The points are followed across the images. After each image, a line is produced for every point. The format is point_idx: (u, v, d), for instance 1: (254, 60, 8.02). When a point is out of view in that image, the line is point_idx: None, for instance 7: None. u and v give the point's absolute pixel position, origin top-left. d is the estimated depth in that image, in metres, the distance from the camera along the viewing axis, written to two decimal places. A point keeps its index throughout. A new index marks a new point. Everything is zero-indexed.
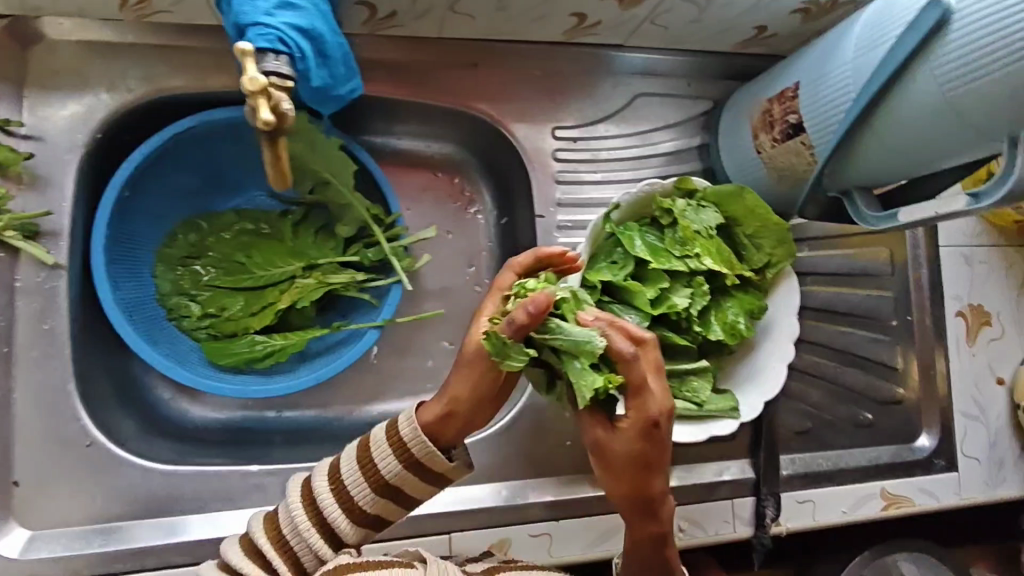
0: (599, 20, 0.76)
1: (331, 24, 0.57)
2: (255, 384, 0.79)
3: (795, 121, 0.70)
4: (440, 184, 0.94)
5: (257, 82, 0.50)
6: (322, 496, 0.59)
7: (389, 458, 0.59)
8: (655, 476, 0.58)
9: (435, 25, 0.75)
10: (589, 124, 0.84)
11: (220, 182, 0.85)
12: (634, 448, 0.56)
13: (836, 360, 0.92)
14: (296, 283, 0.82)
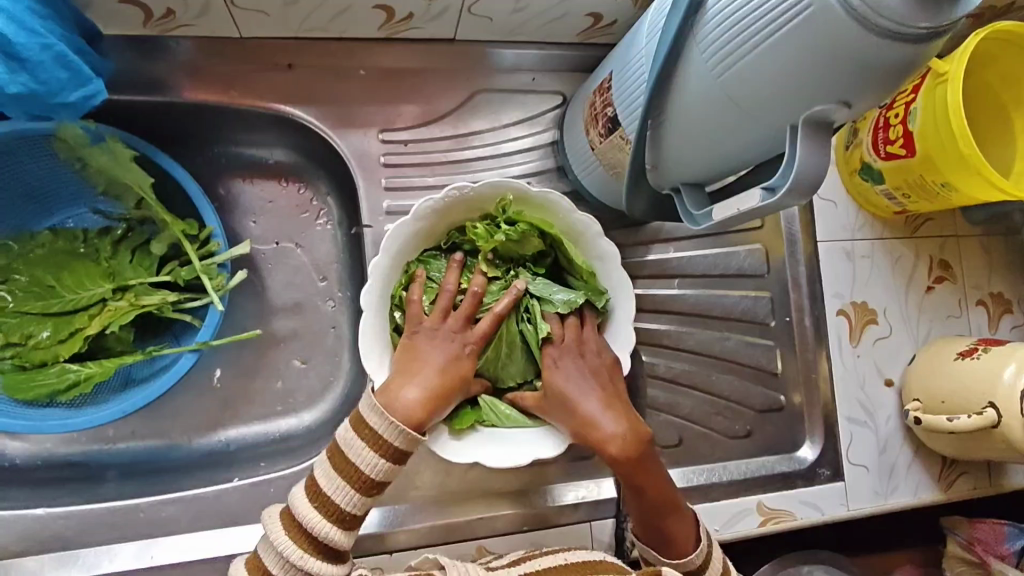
0: (410, 13, 0.70)
1: (18, 22, 0.52)
2: (54, 420, 0.71)
3: (611, 114, 0.65)
4: (285, 194, 0.88)
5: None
6: (310, 523, 0.55)
7: (369, 460, 0.56)
8: (579, 397, 0.62)
9: (229, 24, 0.69)
10: (422, 125, 0.78)
11: (29, 198, 0.78)
12: (546, 378, 0.64)
13: (714, 368, 0.86)
14: (107, 307, 0.75)
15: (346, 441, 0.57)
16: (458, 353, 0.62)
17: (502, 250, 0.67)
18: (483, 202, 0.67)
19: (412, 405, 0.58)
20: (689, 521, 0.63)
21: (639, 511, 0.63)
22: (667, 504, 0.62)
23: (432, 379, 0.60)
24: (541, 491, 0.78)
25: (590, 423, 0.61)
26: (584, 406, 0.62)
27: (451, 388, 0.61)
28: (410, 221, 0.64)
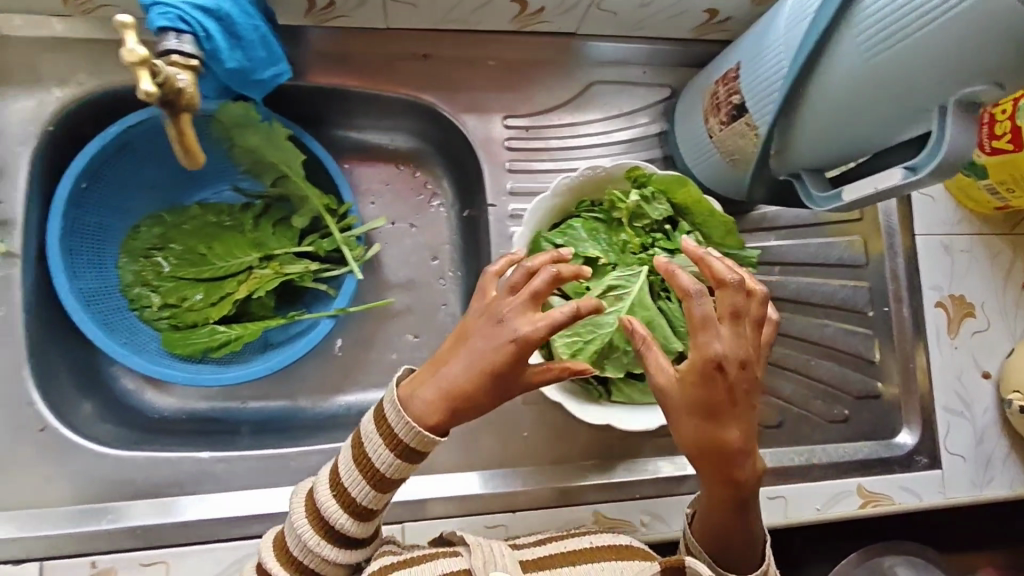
0: (543, 6, 0.75)
1: (240, 7, 0.61)
2: (207, 373, 0.77)
3: (737, 102, 0.68)
4: (401, 177, 0.93)
5: (132, 52, 0.50)
6: (327, 512, 0.56)
7: (384, 458, 0.56)
8: (722, 428, 0.52)
9: (380, 16, 0.75)
10: (542, 112, 0.83)
11: (182, 173, 0.85)
12: (702, 389, 0.51)
13: (810, 352, 0.88)
14: (253, 274, 0.82)
15: (367, 436, 0.57)
16: (495, 348, 0.55)
17: (637, 219, 0.70)
18: (613, 181, 0.71)
19: (423, 403, 0.55)
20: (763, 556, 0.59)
21: (714, 532, 0.58)
22: (750, 538, 0.58)
23: (459, 373, 0.55)
24: (651, 462, 0.82)
25: (725, 458, 0.53)
26: (731, 437, 0.52)
27: (486, 388, 0.56)
28: (544, 198, 0.69)
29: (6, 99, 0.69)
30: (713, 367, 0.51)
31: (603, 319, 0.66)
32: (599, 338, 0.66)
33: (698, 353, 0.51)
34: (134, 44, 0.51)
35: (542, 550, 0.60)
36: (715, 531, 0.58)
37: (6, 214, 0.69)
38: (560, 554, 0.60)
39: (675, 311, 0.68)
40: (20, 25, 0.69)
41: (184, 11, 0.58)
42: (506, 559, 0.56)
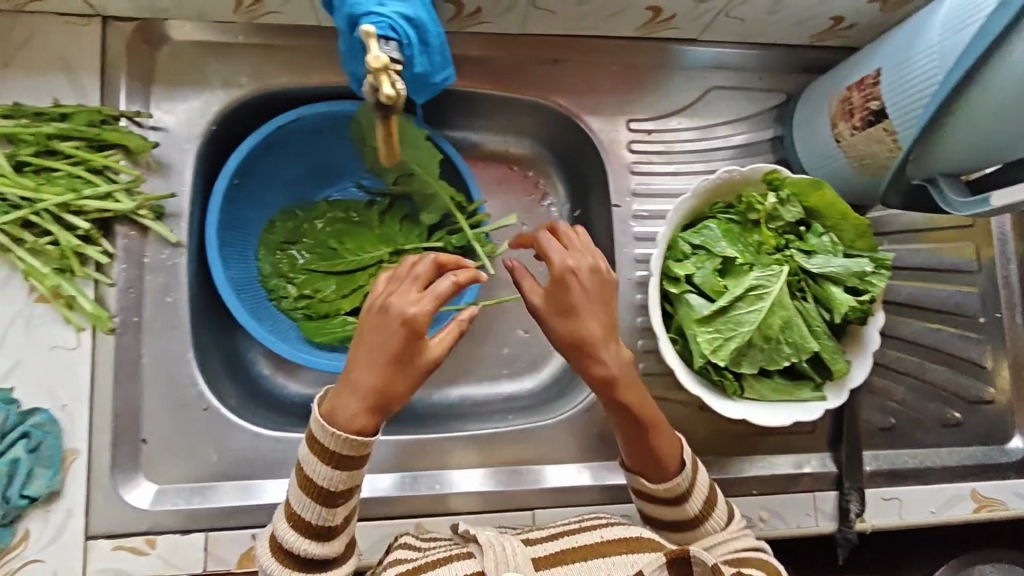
0: (675, 13, 0.77)
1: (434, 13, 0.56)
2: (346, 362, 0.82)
3: (876, 108, 0.70)
4: (515, 178, 0.93)
5: (382, 58, 0.45)
6: (288, 546, 0.59)
7: (326, 476, 0.58)
8: (580, 322, 0.61)
9: (518, 22, 0.78)
10: (663, 116, 0.86)
11: (312, 172, 0.89)
12: (585, 317, 0.61)
13: (925, 358, 0.89)
14: (383, 268, 0.85)
15: (306, 463, 0.59)
16: (370, 330, 0.58)
17: (773, 221, 0.72)
18: (745, 185, 0.73)
19: (352, 410, 0.57)
20: (683, 465, 0.66)
21: (642, 456, 0.65)
22: (659, 448, 0.65)
23: (356, 379, 0.57)
24: (767, 460, 0.83)
25: (586, 349, 0.61)
26: (603, 352, 0.61)
27: (358, 375, 0.57)
28: (685, 199, 0.71)
29: (176, 99, 0.74)
30: (564, 269, 0.62)
31: (743, 317, 0.68)
32: (738, 336, 0.68)
33: (551, 263, 0.63)
34: (376, 51, 0.46)
35: (554, 545, 0.59)
36: (645, 458, 0.65)
37: (176, 207, 0.73)
38: (568, 548, 0.59)
39: (814, 312, 0.70)
40: (190, 31, 0.74)
41: (395, 21, 0.52)
42: (518, 557, 0.56)
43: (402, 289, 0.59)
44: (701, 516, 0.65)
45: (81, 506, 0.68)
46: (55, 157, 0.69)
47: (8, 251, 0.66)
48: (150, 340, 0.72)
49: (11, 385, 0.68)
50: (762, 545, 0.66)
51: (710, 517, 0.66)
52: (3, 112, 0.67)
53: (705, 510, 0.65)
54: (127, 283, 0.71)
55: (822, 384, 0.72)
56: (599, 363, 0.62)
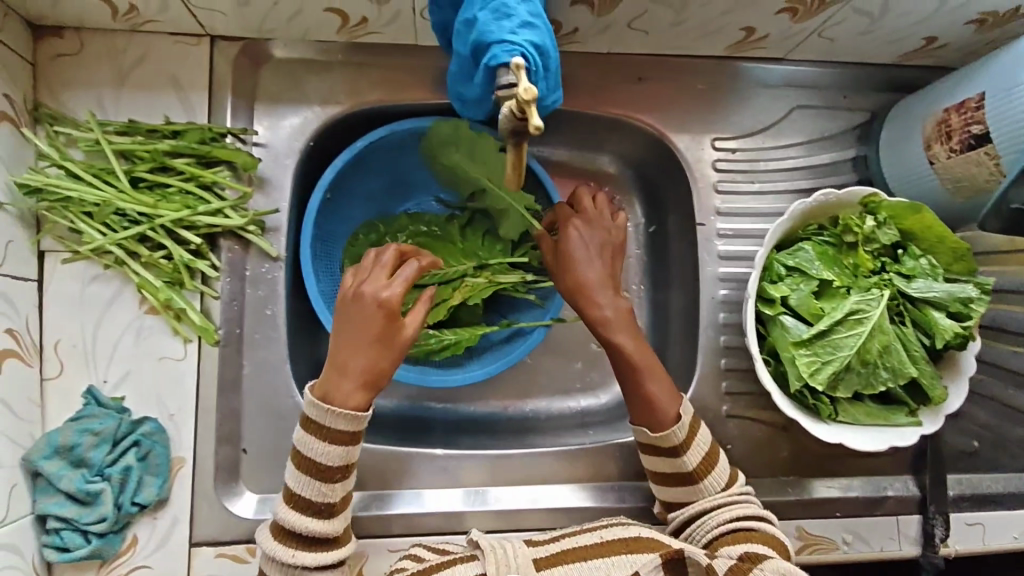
0: (768, 33, 0.77)
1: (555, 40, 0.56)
2: (433, 375, 0.82)
3: (978, 132, 0.70)
4: (591, 193, 0.92)
5: (530, 89, 0.46)
6: (287, 525, 0.61)
7: (321, 452, 0.60)
8: (578, 269, 0.73)
9: (610, 41, 0.78)
10: (747, 135, 0.86)
11: (393, 186, 0.88)
12: (573, 262, 0.73)
13: (1010, 383, 0.86)
14: (466, 282, 0.82)
15: (300, 443, 0.61)
16: (349, 308, 0.62)
17: (870, 244, 0.72)
18: (841, 208, 0.73)
19: (347, 379, 0.61)
20: (681, 416, 0.67)
21: (638, 408, 0.68)
22: (657, 400, 0.68)
23: (345, 352, 0.61)
24: (850, 481, 0.83)
25: (586, 292, 0.71)
26: (591, 290, 0.71)
27: (347, 350, 0.61)
28: (783, 221, 0.71)
29: (276, 116, 0.76)
30: (570, 232, 0.74)
31: (843, 341, 0.69)
32: (836, 360, 0.69)
33: (562, 227, 0.75)
34: (523, 83, 0.46)
35: (554, 547, 0.61)
36: (636, 407, 0.69)
37: (276, 222, 0.75)
38: (567, 550, 0.60)
39: (914, 337, 0.70)
40: (291, 49, 0.75)
41: (527, 49, 0.53)
42: (519, 561, 0.58)
43: (370, 269, 0.65)
44: (698, 473, 0.67)
45: (187, 513, 0.71)
46: (167, 174, 0.72)
47: (125, 264, 0.70)
48: (251, 353, 0.74)
49: (123, 394, 0.70)
50: (764, 514, 0.67)
51: (707, 476, 0.67)
52: (121, 130, 0.71)
53: (701, 467, 0.67)
54: (230, 296, 0.73)
55: (917, 409, 0.72)
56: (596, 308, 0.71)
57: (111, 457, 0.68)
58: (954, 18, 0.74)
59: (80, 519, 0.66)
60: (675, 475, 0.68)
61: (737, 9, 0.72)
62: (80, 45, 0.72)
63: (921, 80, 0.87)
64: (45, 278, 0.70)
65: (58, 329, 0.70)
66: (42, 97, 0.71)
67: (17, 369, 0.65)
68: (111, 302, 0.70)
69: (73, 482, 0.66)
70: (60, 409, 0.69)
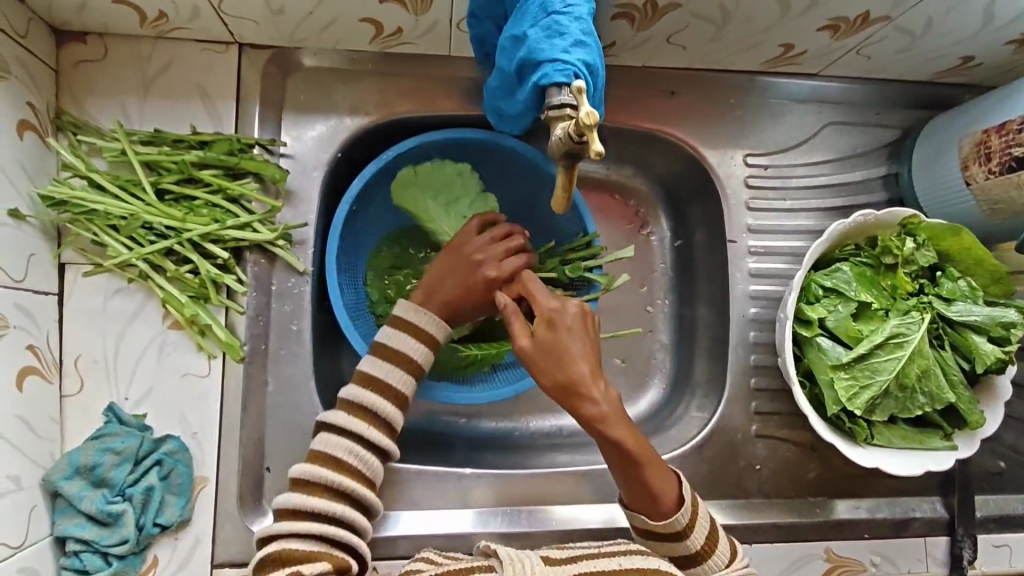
0: (805, 50, 0.77)
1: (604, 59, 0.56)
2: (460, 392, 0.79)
3: (1020, 155, 0.69)
4: (615, 207, 0.92)
5: (593, 113, 0.45)
6: (370, 402, 0.63)
7: (412, 347, 0.66)
8: (566, 360, 0.58)
9: (646, 55, 0.77)
10: (780, 151, 0.84)
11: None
12: (555, 352, 0.58)
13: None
14: None
15: (390, 338, 0.66)
16: (461, 261, 0.68)
17: (908, 266, 0.71)
18: (878, 228, 0.72)
19: (439, 301, 0.67)
20: (681, 500, 0.61)
21: (636, 494, 0.61)
22: (656, 486, 0.60)
23: (448, 287, 0.67)
24: (880, 503, 0.81)
25: (574, 388, 0.58)
26: (584, 387, 0.58)
27: (452, 290, 0.67)
28: (823, 241, 0.70)
29: (304, 126, 0.74)
30: (552, 315, 0.61)
31: (882, 364, 0.68)
32: (874, 384, 0.68)
33: (540, 305, 0.62)
34: (584, 107, 0.46)
35: (572, 568, 0.55)
36: (637, 495, 0.61)
37: (303, 235, 0.74)
38: (586, 575, 0.54)
39: (952, 360, 0.69)
40: (321, 58, 0.74)
41: (581, 69, 0.52)
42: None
43: (493, 239, 0.69)
44: (702, 554, 0.61)
45: (210, 533, 0.68)
46: (194, 185, 0.70)
47: (149, 278, 0.68)
48: (275, 369, 0.72)
49: (145, 411, 0.68)
50: None
51: (712, 555, 0.61)
52: (146, 139, 0.69)
53: (706, 547, 0.61)
54: (256, 311, 0.71)
55: (954, 433, 0.71)
56: (587, 402, 0.58)
57: (133, 476, 0.65)
58: (994, 37, 0.73)
59: (99, 541, 0.63)
60: (678, 559, 0.61)
61: (778, 26, 0.71)
62: (104, 51, 0.70)
63: (953, 98, 0.87)
64: (66, 291, 0.67)
65: (78, 343, 0.68)
66: (65, 104, 0.69)
67: (38, 385, 0.63)
68: (133, 317, 0.68)
69: (94, 503, 0.63)
70: (80, 427, 0.67)
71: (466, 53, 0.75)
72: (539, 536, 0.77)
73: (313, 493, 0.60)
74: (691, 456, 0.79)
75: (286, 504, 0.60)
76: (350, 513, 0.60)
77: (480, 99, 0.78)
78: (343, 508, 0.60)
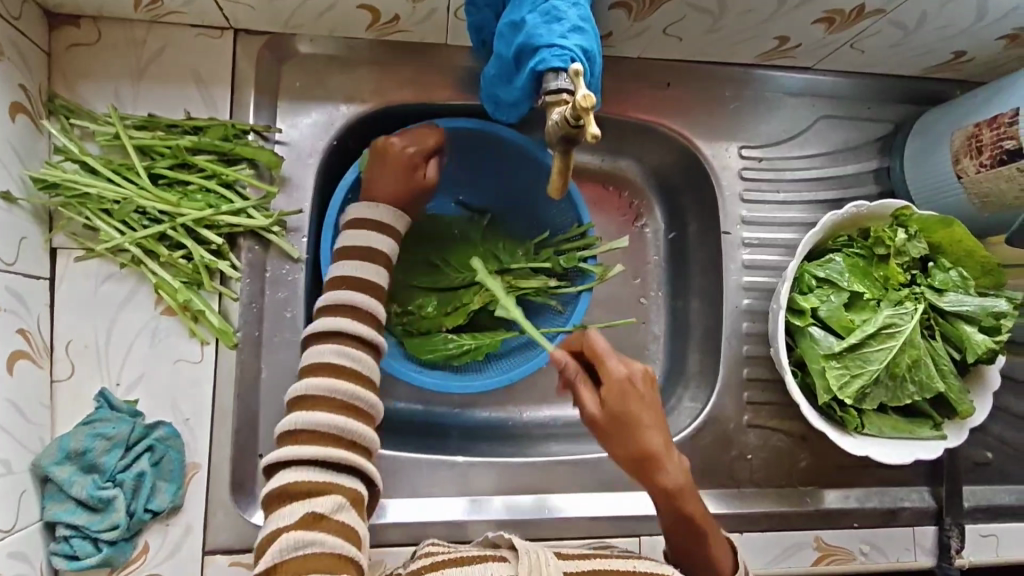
0: (800, 43, 0.77)
1: (600, 44, 0.57)
2: (454, 381, 0.78)
3: (1011, 148, 0.70)
4: (609, 198, 0.92)
5: (589, 96, 0.46)
6: (350, 299, 0.62)
7: (372, 239, 0.66)
8: (640, 435, 0.57)
9: (642, 46, 0.77)
10: (773, 144, 0.85)
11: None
12: (631, 425, 0.57)
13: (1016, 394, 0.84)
14: (487, 286, 0.81)
15: (351, 242, 0.65)
16: (399, 161, 0.69)
17: (901, 257, 0.72)
18: (871, 220, 0.73)
19: (384, 195, 0.69)
20: (737, 568, 0.60)
21: (693, 559, 0.60)
22: (716, 556, 0.59)
23: (388, 181, 0.69)
24: (868, 493, 0.82)
25: (653, 462, 0.57)
26: (663, 460, 0.57)
27: (394, 184, 0.69)
28: (817, 232, 0.70)
29: (300, 113, 0.74)
30: (614, 387, 0.59)
31: (873, 354, 0.68)
32: (866, 373, 0.68)
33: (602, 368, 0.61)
34: (580, 89, 0.47)
35: (585, 564, 0.55)
36: (693, 558, 0.60)
37: (298, 222, 0.73)
38: (599, 571, 0.54)
39: (942, 350, 0.70)
40: (317, 45, 0.74)
41: (579, 54, 0.53)
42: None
43: (420, 139, 0.71)
44: None
45: (201, 520, 0.68)
46: (188, 170, 0.70)
47: (142, 264, 0.67)
48: (268, 356, 0.72)
49: (137, 397, 0.68)
50: None
51: None
52: (139, 124, 0.69)
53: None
54: (250, 298, 0.71)
55: (943, 422, 0.72)
56: (663, 474, 0.57)
57: (124, 461, 0.65)
58: (985, 33, 0.74)
59: (90, 526, 0.63)
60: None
61: (774, 18, 0.72)
62: (98, 35, 0.69)
63: (944, 94, 0.87)
64: (58, 275, 0.67)
65: (70, 328, 0.67)
66: (58, 88, 0.68)
67: (28, 370, 0.63)
68: (126, 302, 0.68)
69: (85, 489, 0.63)
70: (72, 412, 0.67)
71: (463, 42, 0.75)
72: (533, 525, 0.77)
73: (314, 409, 0.56)
74: (683, 445, 0.80)
75: (288, 429, 0.56)
76: (354, 425, 0.57)
77: (476, 88, 0.78)
78: (349, 420, 0.57)
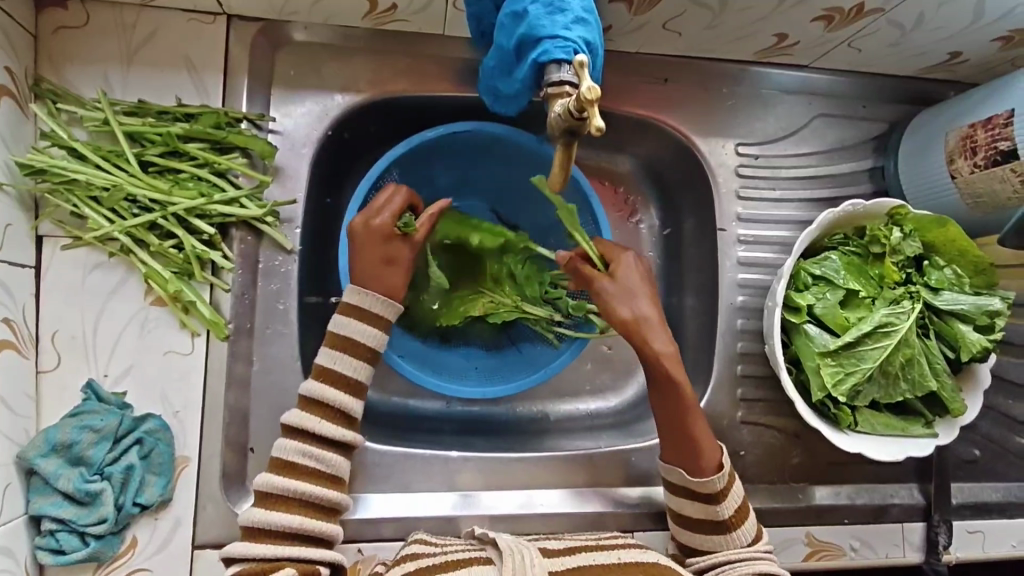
0: (798, 40, 0.77)
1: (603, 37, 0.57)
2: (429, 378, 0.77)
3: (1006, 148, 0.71)
4: (605, 194, 0.92)
5: (594, 88, 0.46)
6: (323, 396, 0.62)
7: (362, 333, 0.64)
8: (628, 299, 0.66)
9: (641, 40, 0.77)
10: (771, 141, 0.85)
11: (444, 183, 0.85)
12: (617, 284, 0.67)
13: (1003, 392, 0.84)
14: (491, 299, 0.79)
15: (340, 326, 0.64)
16: (372, 238, 0.66)
17: (895, 255, 0.72)
18: (867, 218, 0.73)
19: (373, 278, 0.66)
20: (722, 465, 0.65)
21: (678, 443, 0.66)
22: (701, 448, 0.66)
23: (368, 263, 0.66)
24: (860, 490, 0.83)
25: (639, 326, 0.65)
26: (641, 315, 0.65)
27: (373, 267, 0.66)
28: (815, 230, 0.71)
29: (295, 102, 0.72)
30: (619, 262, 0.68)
31: (868, 353, 0.69)
32: (859, 371, 0.69)
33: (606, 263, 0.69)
34: (585, 82, 0.46)
35: (571, 561, 0.55)
36: (676, 438, 0.66)
37: (291, 213, 0.73)
38: (585, 565, 0.55)
39: (937, 349, 0.71)
40: (312, 33, 0.72)
41: (580, 46, 0.53)
42: (536, 569, 0.52)
43: (385, 207, 0.68)
44: (731, 522, 0.65)
45: (191, 516, 0.67)
46: (179, 158, 0.69)
47: (132, 253, 0.66)
48: (261, 347, 0.71)
49: (125, 389, 0.66)
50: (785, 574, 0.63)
51: (738, 528, 0.65)
52: (129, 110, 0.67)
53: (735, 517, 0.65)
54: (241, 289, 0.70)
55: (935, 420, 0.73)
56: (651, 336, 0.65)
57: (112, 455, 0.63)
58: (981, 34, 0.74)
59: (77, 520, 0.62)
60: (708, 523, 0.65)
61: (773, 15, 0.72)
62: (86, 17, 0.67)
63: (937, 94, 0.88)
64: (44, 263, 0.65)
65: (56, 319, 0.65)
66: (44, 71, 0.67)
67: (12, 361, 0.61)
68: (114, 292, 0.66)
69: (71, 482, 0.61)
70: (58, 404, 0.65)
71: (460, 33, 0.74)
72: (528, 520, 0.77)
73: (272, 508, 0.59)
74: None
75: (247, 523, 0.58)
76: (308, 521, 0.59)
77: (472, 79, 0.77)
78: (303, 520, 0.59)
